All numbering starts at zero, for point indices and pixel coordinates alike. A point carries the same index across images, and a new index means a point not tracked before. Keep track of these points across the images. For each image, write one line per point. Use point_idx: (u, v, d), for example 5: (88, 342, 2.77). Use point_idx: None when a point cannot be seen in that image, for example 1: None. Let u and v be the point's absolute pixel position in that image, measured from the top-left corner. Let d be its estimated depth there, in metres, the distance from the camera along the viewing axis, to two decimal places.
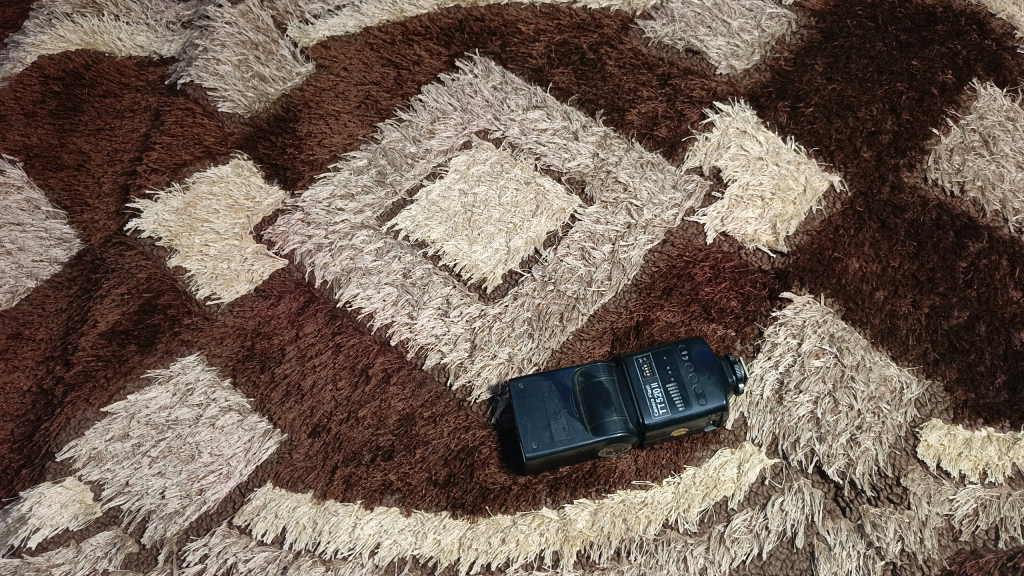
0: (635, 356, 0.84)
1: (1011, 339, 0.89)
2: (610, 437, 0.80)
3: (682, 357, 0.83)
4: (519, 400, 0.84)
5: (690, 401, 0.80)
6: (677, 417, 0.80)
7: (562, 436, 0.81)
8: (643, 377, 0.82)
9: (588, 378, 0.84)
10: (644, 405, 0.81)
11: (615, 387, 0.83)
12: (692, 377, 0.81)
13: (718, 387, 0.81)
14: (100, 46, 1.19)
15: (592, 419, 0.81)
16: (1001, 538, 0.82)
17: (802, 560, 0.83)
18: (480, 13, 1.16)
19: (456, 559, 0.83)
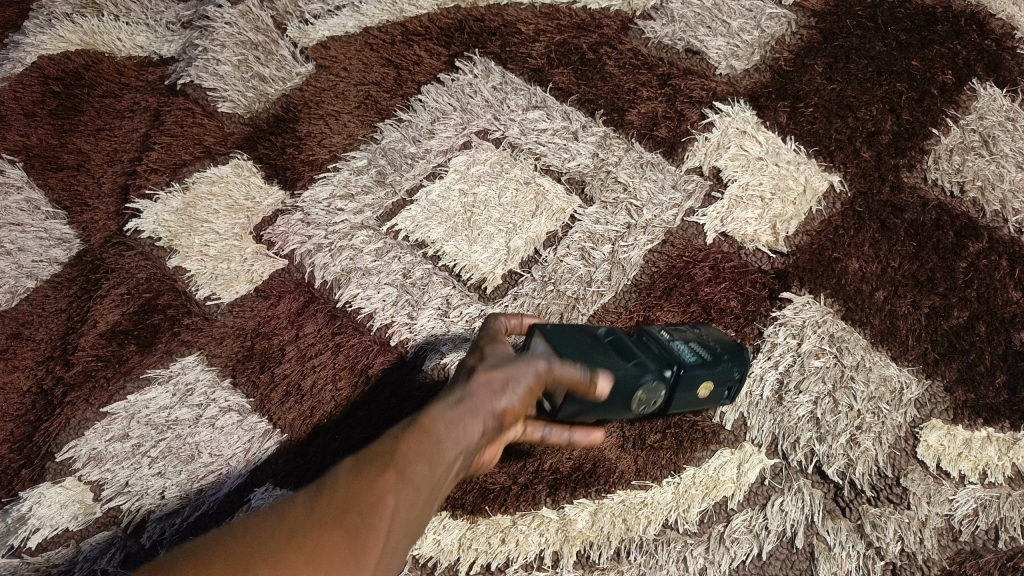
0: (648, 328, 0.85)
1: (1011, 339, 0.89)
2: (651, 376, 0.77)
3: (693, 328, 0.86)
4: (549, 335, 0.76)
5: (720, 355, 0.82)
6: (710, 368, 0.80)
7: (605, 365, 0.74)
8: (664, 338, 0.83)
9: (611, 331, 0.81)
10: (676, 356, 0.80)
11: (637, 343, 0.82)
12: (712, 340, 0.84)
13: (737, 350, 0.84)
14: (100, 46, 1.19)
15: (632, 360, 0.77)
16: (1001, 538, 0.83)
17: (802, 560, 0.84)
18: (480, 12, 1.15)
19: (456, 560, 0.86)
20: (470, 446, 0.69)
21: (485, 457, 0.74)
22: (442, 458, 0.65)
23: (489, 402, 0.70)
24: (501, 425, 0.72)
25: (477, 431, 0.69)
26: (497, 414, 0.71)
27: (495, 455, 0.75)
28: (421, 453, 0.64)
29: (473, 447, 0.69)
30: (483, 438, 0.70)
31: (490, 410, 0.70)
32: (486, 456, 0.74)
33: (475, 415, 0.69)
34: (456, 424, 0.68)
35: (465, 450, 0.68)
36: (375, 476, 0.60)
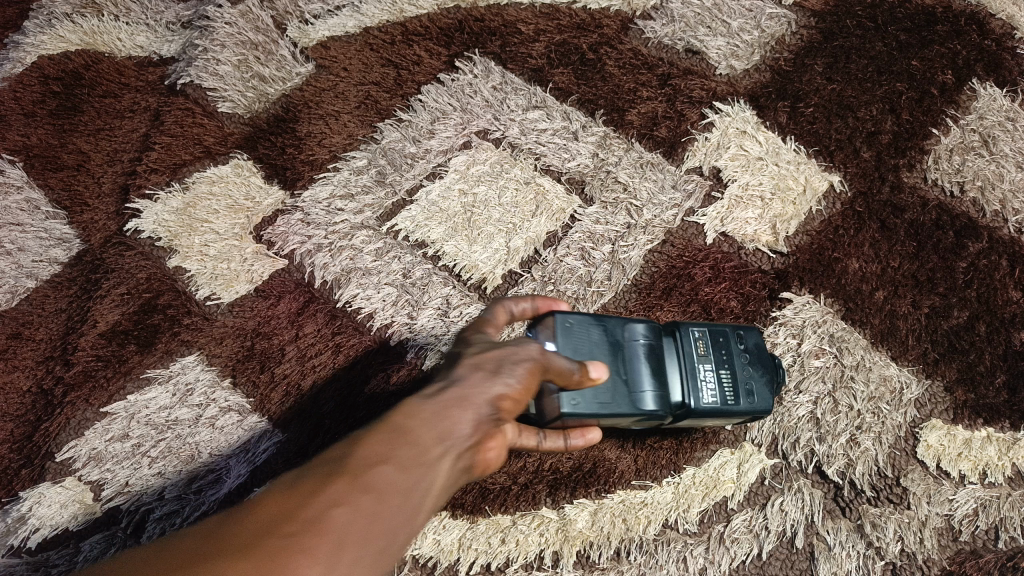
0: (692, 328, 0.83)
1: (1012, 339, 0.91)
2: (651, 412, 0.76)
3: (740, 341, 0.84)
4: (570, 329, 0.76)
5: (744, 393, 0.81)
6: (723, 409, 0.80)
7: (607, 397, 0.74)
8: (700, 356, 0.81)
9: (646, 337, 0.80)
10: (696, 389, 0.79)
11: (668, 356, 0.80)
12: (750, 365, 0.83)
13: (765, 387, 0.83)
14: (100, 47, 1.18)
15: (642, 386, 0.76)
16: (1001, 538, 0.86)
17: (802, 560, 0.86)
18: (480, 11, 1.14)
19: (456, 560, 0.87)
20: (470, 436, 0.55)
21: (489, 457, 0.60)
22: (432, 442, 0.52)
23: (484, 389, 0.58)
24: (504, 412, 0.59)
25: (474, 418, 0.56)
26: (497, 401, 0.58)
27: (500, 453, 0.62)
28: (401, 441, 0.50)
29: (473, 439, 0.56)
30: (485, 432, 0.57)
31: (486, 394, 0.58)
32: (490, 452, 0.60)
33: (470, 401, 0.56)
34: (449, 411, 0.55)
35: (462, 444, 0.54)
36: (332, 475, 0.47)
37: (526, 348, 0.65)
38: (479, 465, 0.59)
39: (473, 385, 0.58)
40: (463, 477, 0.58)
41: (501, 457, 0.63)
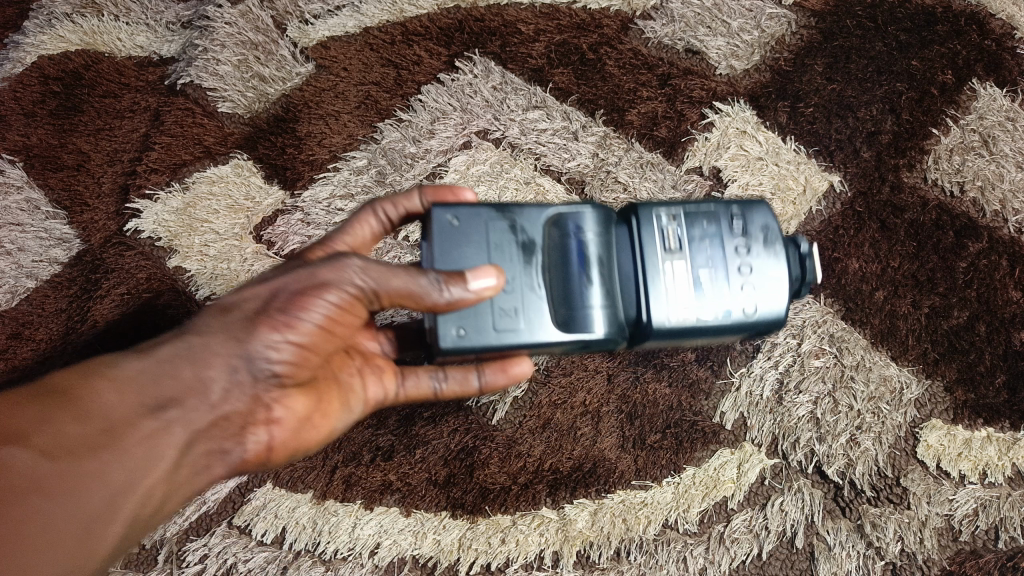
0: (655, 211, 0.78)
1: (1011, 339, 0.94)
2: (584, 325, 0.75)
3: (730, 224, 0.78)
4: (465, 230, 0.76)
5: (730, 299, 0.76)
6: (698, 324, 0.76)
7: (509, 319, 0.75)
8: (663, 251, 0.77)
9: (571, 233, 0.78)
10: (660, 296, 0.75)
11: (610, 253, 0.78)
12: (738, 257, 0.77)
13: (759, 283, 0.77)
14: (100, 47, 1.12)
15: (570, 298, 0.76)
16: (1001, 539, 0.90)
17: (802, 560, 0.90)
18: (480, 11, 1.10)
19: (456, 559, 0.91)
20: (211, 411, 0.71)
21: (291, 415, 0.76)
22: (101, 422, 0.67)
23: (220, 352, 0.71)
24: (292, 374, 0.73)
25: (209, 385, 0.71)
26: (251, 363, 0.71)
27: (302, 420, 0.77)
28: (73, 424, 0.67)
29: (221, 411, 0.72)
30: (224, 398, 0.72)
31: (237, 359, 0.71)
32: (285, 413, 0.76)
33: (174, 364, 0.71)
34: (173, 379, 0.70)
35: (157, 417, 0.69)
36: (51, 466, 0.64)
37: (341, 274, 0.69)
38: (259, 435, 0.75)
39: (199, 344, 0.72)
40: (229, 455, 0.74)
41: (318, 427, 0.79)
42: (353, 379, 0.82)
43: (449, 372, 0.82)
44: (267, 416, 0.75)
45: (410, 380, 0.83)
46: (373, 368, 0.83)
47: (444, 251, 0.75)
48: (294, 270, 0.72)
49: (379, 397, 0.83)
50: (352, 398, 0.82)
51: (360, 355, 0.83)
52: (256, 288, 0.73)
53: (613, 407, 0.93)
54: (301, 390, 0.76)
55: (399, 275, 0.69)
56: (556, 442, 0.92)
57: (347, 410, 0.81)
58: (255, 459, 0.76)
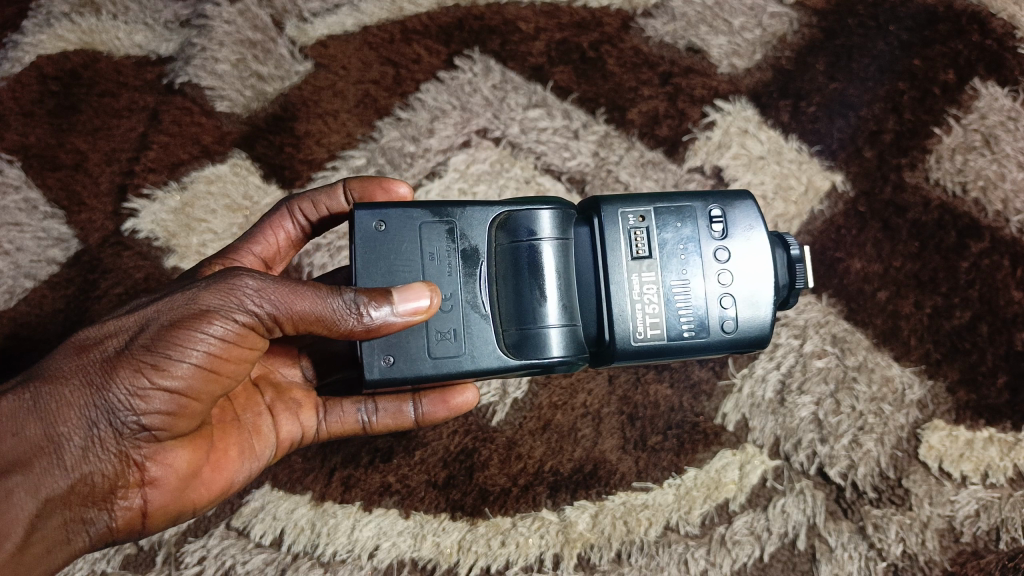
0: (620, 212, 0.77)
1: (1012, 339, 0.94)
2: (535, 345, 0.75)
3: (708, 228, 0.78)
4: (396, 239, 0.76)
5: (709, 312, 0.76)
6: (672, 341, 0.76)
7: (446, 344, 0.75)
8: (633, 259, 0.76)
9: (518, 238, 0.76)
10: (633, 311, 0.76)
11: (570, 260, 0.77)
12: (716, 264, 0.77)
13: (740, 292, 0.77)
14: (99, 45, 1.09)
15: (524, 314, 0.75)
16: (1002, 539, 0.90)
17: (804, 562, 0.90)
18: (480, 8, 1.08)
19: (456, 561, 0.90)
20: (73, 470, 0.67)
21: (170, 473, 0.70)
22: None
23: (81, 400, 0.67)
24: (166, 424, 0.68)
25: (68, 441, 0.67)
26: (115, 413, 0.67)
27: (186, 478, 0.72)
28: None
29: (85, 473, 0.67)
30: (87, 456, 0.67)
31: (98, 409, 0.67)
32: (163, 471, 0.70)
33: (25, 419, 0.66)
34: (30, 437, 0.66)
35: (0, 484, 0.64)
36: None
37: (230, 299, 0.68)
38: (131, 498, 0.69)
39: (50, 391, 0.67)
40: (93, 523, 0.69)
41: (206, 479, 0.75)
42: (260, 419, 0.81)
43: (381, 404, 0.87)
44: (139, 477, 0.69)
45: (334, 413, 0.86)
46: (286, 404, 0.84)
47: (374, 263, 0.75)
48: (168, 299, 0.69)
49: (297, 433, 0.84)
50: (252, 442, 0.80)
51: (271, 390, 0.84)
52: (123, 322, 0.69)
53: (613, 408, 0.93)
54: (184, 443, 0.72)
55: (307, 295, 0.69)
56: (556, 443, 0.92)
57: (244, 459, 0.79)
58: (127, 524, 0.71)
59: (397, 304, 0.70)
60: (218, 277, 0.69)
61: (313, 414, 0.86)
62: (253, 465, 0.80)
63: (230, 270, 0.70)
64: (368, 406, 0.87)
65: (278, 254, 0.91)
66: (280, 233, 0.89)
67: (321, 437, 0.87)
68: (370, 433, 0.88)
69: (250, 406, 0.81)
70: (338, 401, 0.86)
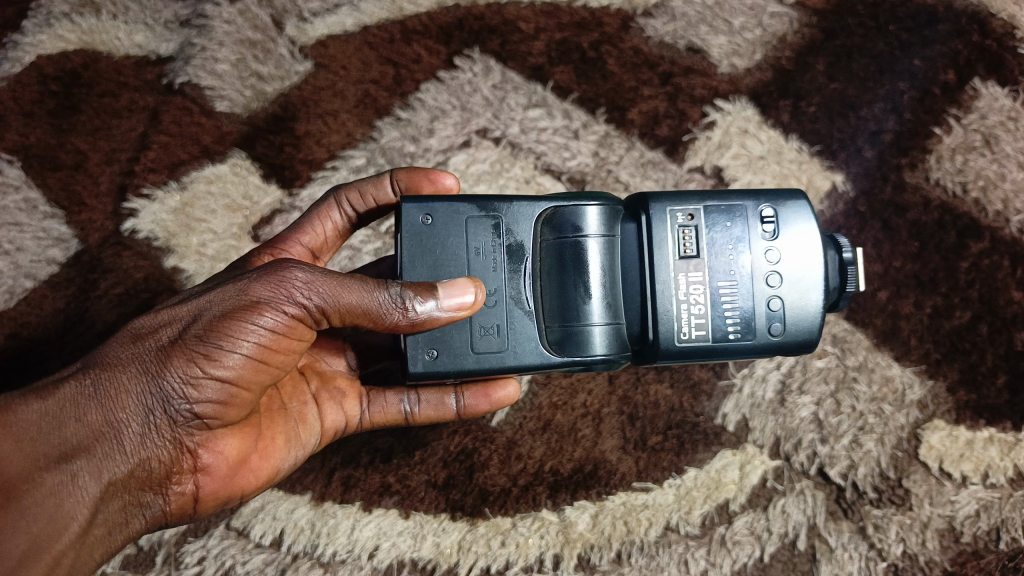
0: (670, 209, 0.76)
1: (1012, 339, 0.94)
2: (581, 342, 0.75)
3: (760, 227, 0.77)
4: (442, 233, 0.76)
5: (756, 314, 0.75)
6: (717, 343, 0.75)
7: (489, 338, 0.76)
8: (680, 259, 0.76)
9: (564, 234, 0.76)
10: (678, 312, 0.75)
11: (615, 257, 0.76)
12: (767, 264, 0.76)
13: (789, 295, 0.76)
14: (99, 45, 1.08)
15: (568, 312, 0.75)
16: (1003, 540, 0.89)
17: (804, 562, 0.90)
18: (480, 8, 1.08)
19: (456, 562, 0.90)
20: (130, 456, 0.68)
21: (220, 461, 0.72)
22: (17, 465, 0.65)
23: (138, 387, 0.68)
24: (217, 413, 0.69)
25: (126, 428, 0.68)
26: (168, 401, 0.68)
27: (235, 466, 0.73)
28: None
29: (141, 459, 0.68)
30: (144, 443, 0.68)
31: (154, 396, 0.68)
32: (214, 458, 0.71)
33: (84, 406, 0.67)
34: (90, 423, 0.67)
35: (63, 469, 0.66)
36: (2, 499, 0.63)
37: (281, 289, 0.68)
38: (184, 484, 0.71)
39: (108, 378, 0.68)
40: (149, 507, 0.70)
41: (253, 469, 0.75)
42: (306, 408, 0.81)
43: (424, 395, 0.86)
44: (192, 464, 0.70)
45: (377, 404, 0.86)
46: (330, 393, 0.84)
47: (419, 257, 0.76)
48: (220, 289, 0.70)
49: (340, 423, 0.84)
50: (296, 433, 0.80)
51: (316, 378, 0.84)
52: (176, 311, 0.70)
53: (613, 409, 0.92)
54: (234, 431, 0.73)
55: (355, 288, 0.69)
56: (557, 444, 0.92)
57: (290, 448, 0.79)
58: (180, 509, 0.72)
59: (444, 296, 0.70)
60: (269, 268, 0.70)
61: (357, 404, 0.86)
62: (299, 454, 0.81)
63: (281, 261, 0.70)
64: (411, 397, 0.86)
65: (325, 244, 0.91)
66: (327, 223, 0.90)
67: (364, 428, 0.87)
68: (411, 424, 0.87)
69: (295, 395, 0.81)
70: (381, 392, 0.86)
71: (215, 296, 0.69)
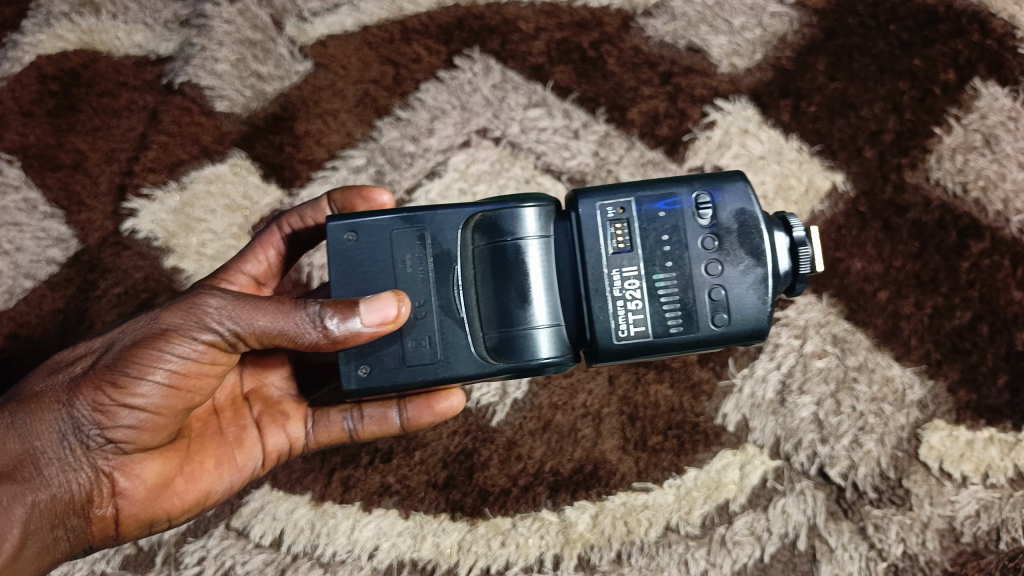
0: (599, 205, 0.76)
1: (1012, 339, 0.94)
2: (517, 347, 0.74)
3: (694, 216, 0.76)
4: (368, 248, 0.77)
5: (696, 304, 0.75)
6: (658, 339, 0.75)
7: (421, 352, 0.76)
8: (614, 254, 0.75)
9: (495, 238, 0.76)
10: (616, 307, 0.75)
11: (549, 259, 0.76)
12: (704, 253, 0.75)
13: (732, 282, 0.75)
14: (98, 45, 1.08)
15: (504, 316, 0.75)
16: (1003, 540, 0.89)
17: (804, 562, 0.90)
18: (480, 8, 1.08)
19: (456, 562, 0.90)
20: (52, 480, 0.71)
21: (139, 484, 0.74)
22: None
23: (57, 415, 0.71)
24: (132, 436, 0.72)
25: (46, 454, 0.71)
26: (81, 428, 0.71)
27: (156, 488, 0.75)
28: None
29: (59, 486, 0.71)
30: (61, 469, 0.71)
31: (69, 422, 0.71)
32: (132, 482, 0.74)
33: (10, 434, 0.71)
34: (16, 449, 0.71)
35: None
36: None
37: (190, 317, 0.72)
38: (104, 508, 0.73)
39: (32, 407, 0.72)
40: (73, 530, 0.72)
41: (180, 491, 0.77)
42: (244, 432, 0.84)
43: (366, 411, 0.86)
44: (110, 487, 0.73)
45: (321, 423, 0.86)
46: (273, 416, 0.86)
47: (346, 274, 0.77)
48: (135, 320, 0.74)
49: (284, 446, 0.85)
50: (229, 456, 0.82)
51: (260, 403, 0.86)
52: (96, 344, 0.75)
53: (613, 408, 0.92)
54: (154, 454, 0.75)
55: (267, 310, 0.72)
56: (556, 443, 0.92)
57: (223, 471, 0.81)
58: (103, 531, 0.75)
59: (369, 319, 0.71)
60: (181, 299, 0.74)
61: (302, 425, 0.86)
62: (235, 477, 0.82)
63: (195, 292, 0.74)
64: (354, 414, 0.86)
65: (269, 270, 0.93)
66: (270, 250, 0.92)
67: (312, 448, 0.87)
68: (357, 440, 0.87)
69: (234, 420, 0.84)
70: (324, 411, 0.86)
71: (131, 327, 0.73)
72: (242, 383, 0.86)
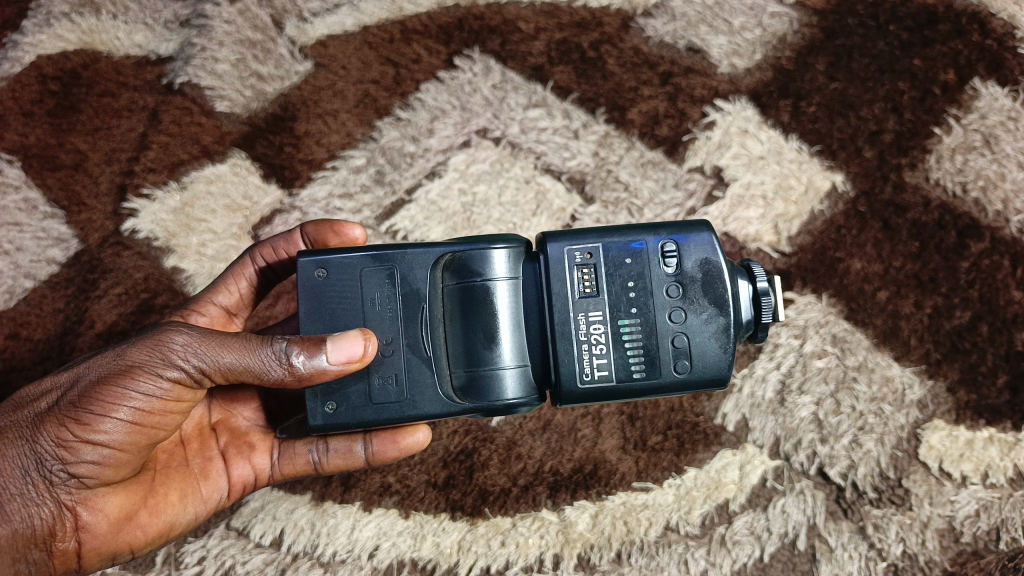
0: (567, 249, 0.77)
1: (1012, 339, 0.94)
2: (481, 389, 0.75)
3: (659, 262, 0.77)
4: (339, 285, 0.77)
5: (659, 351, 0.76)
6: (621, 384, 0.76)
7: (387, 388, 0.76)
8: (579, 297, 0.76)
9: (464, 277, 0.76)
10: (580, 352, 0.75)
11: (517, 301, 0.76)
12: (668, 300, 0.76)
13: (696, 330, 0.76)
14: (98, 45, 1.08)
15: (469, 357, 0.75)
16: (1002, 540, 0.89)
17: (804, 562, 0.90)
18: (480, 8, 1.08)
19: (456, 561, 0.90)
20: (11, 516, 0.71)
21: (101, 519, 0.74)
22: None
23: (17, 451, 0.71)
24: (95, 472, 0.72)
25: (6, 491, 0.71)
26: (42, 463, 0.71)
27: (118, 522, 0.75)
28: None
29: (21, 521, 0.71)
30: (22, 504, 0.71)
31: (29, 458, 0.71)
32: (94, 516, 0.74)
33: None
34: None
35: None
36: None
37: (155, 353, 0.72)
38: (67, 542, 0.73)
39: None
40: (33, 564, 0.72)
41: (143, 525, 0.78)
42: (210, 464, 0.84)
43: (332, 444, 0.86)
44: (73, 522, 0.73)
45: (287, 454, 0.86)
46: (239, 447, 0.86)
47: (314, 311, 0.76)
48: (99, 354, 0.73)
49: (249, 476, 0.86)
50: (194, 489, 0.82)
51: (227, 434, 0.86)
52: (57, 377, 0.74)
53: (613, 409, 0.92)
54: (117, 489, 0.75)
55: (234, 347, 0.72)
56: (556, 444, 0.92)
57: (186, 503, 0.81)
58: (64, 566, 0.75)
59: (333, 355, 0.72)
60: (148, 333, 0.73)
61: (267, 456, 0.87)
62: (199, 508, 0.83)
63: (161, 327, 0.74)
64: (319, 446, 0.86)
65: (240, 301, 0.93)
66: (241, 281, 0.92)
67: (278, 478, 0.88)
68: (322, 472, 0.87)
69: (200, 452, 0.84)
70: (290, 443, 0.87)
71: (94, 360, 0.73)
72: (209, 413, 0.86)
